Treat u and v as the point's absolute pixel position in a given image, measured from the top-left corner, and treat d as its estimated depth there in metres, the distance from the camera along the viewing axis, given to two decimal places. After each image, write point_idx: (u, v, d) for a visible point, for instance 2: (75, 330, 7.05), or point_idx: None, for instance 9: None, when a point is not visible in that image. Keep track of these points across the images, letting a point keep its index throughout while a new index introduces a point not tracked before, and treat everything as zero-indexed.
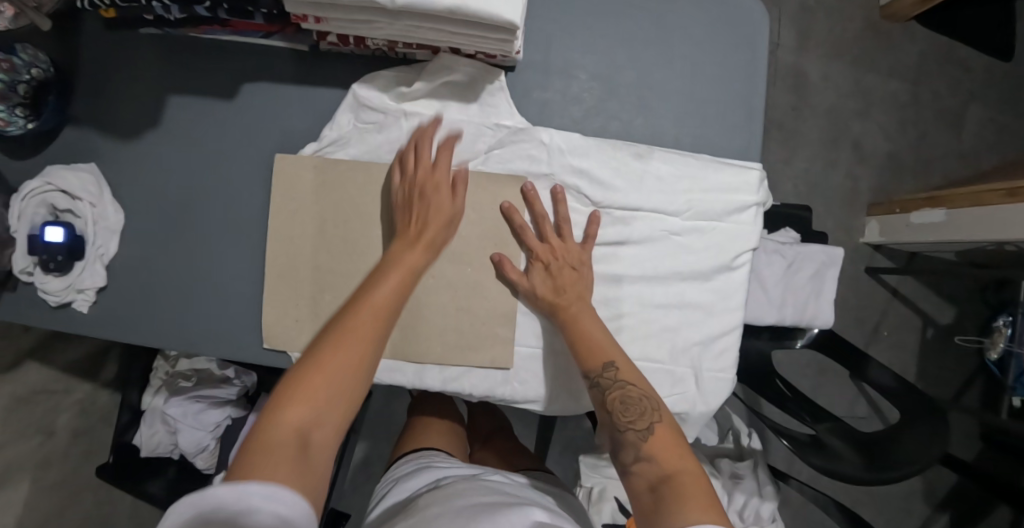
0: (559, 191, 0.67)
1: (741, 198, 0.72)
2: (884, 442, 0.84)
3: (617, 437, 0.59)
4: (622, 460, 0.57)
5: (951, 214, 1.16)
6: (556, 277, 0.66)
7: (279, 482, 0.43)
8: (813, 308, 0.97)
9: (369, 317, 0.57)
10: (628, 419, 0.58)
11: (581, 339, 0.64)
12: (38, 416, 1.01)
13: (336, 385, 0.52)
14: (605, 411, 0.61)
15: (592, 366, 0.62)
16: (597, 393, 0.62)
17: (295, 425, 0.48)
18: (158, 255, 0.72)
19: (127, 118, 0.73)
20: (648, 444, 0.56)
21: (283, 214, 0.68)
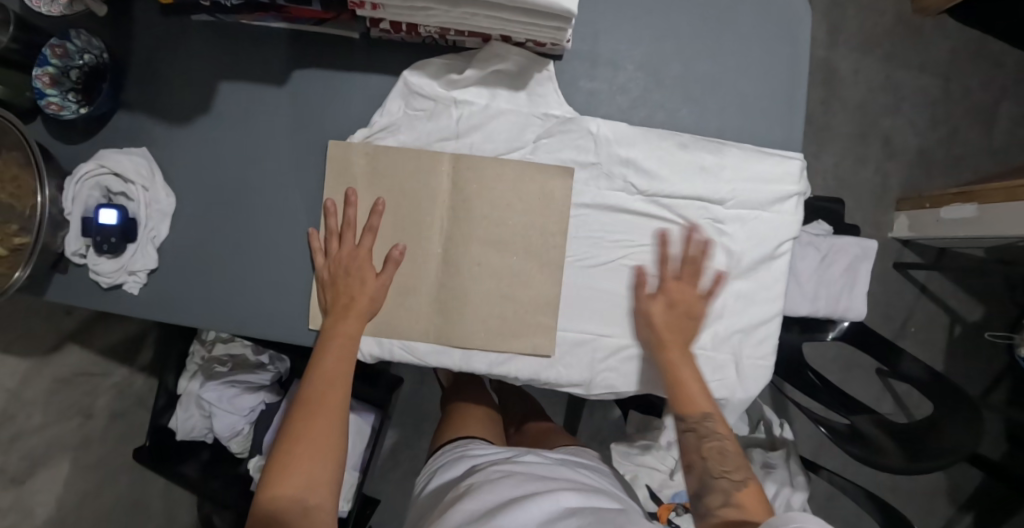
0: (666, 236, 0.70)
1: (785, 188, 0.73)
2: (921, 436, 0.84)
3: (705, 481, 0.61)
4: (706, 503, 0.60)
5: (982, 209, 1.16)
6: (669, 318, 0.69)
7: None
8: (846, 301, 0.98)
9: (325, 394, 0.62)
10: (720, 469, 0.61)
11: (680, 386, 0.66)
12: (79, 397, 1.03)
13: (313, 459, 0.58)
14: (696, 456, 0.63)
15: (689, 410, 0.64)
16: (688, 436, 0.64)
17: (292, 501, 0.55)
18: (208, 239, 0.74)
19: (178, 104, 0.75)
20: (738, 498, 0.58)
21: (333, 199, 0.69)
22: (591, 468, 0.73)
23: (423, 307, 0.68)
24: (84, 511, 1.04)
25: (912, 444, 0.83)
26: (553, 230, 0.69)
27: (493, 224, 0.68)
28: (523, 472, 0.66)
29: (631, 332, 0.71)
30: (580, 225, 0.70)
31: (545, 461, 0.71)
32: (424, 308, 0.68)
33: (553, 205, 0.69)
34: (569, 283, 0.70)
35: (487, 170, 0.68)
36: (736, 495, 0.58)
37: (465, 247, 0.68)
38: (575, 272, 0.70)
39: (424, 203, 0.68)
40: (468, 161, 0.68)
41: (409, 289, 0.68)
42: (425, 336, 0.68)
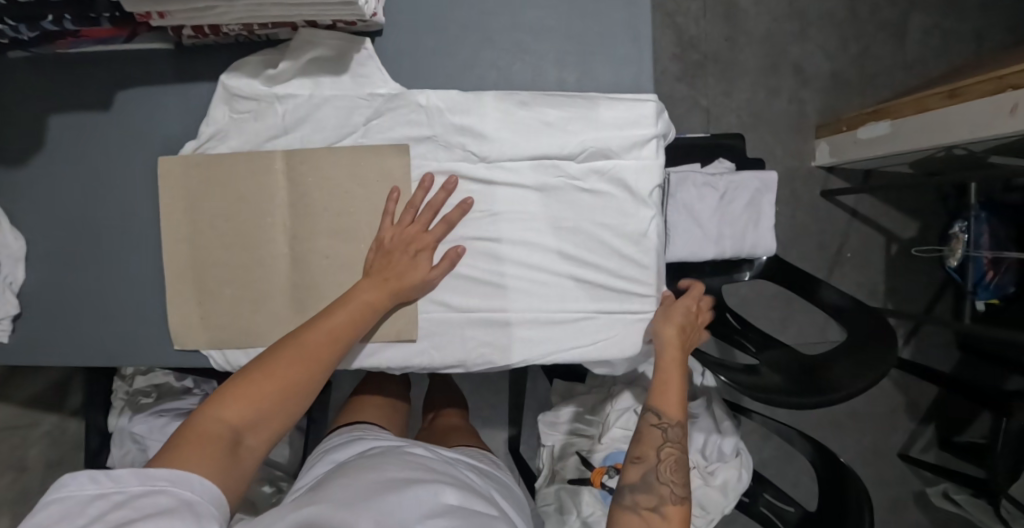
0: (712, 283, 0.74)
1: (638, 134, 0.70)
2: (815, 370, 0.83)
3: (646, 478, 0.59)
4: (635, 498, 0.58)
5: (896, 125, 1.13)
6: (687, 327, 0.69)
7: (202, 476, 0.46)
8: (753, 236, 0.96)
9: (322, 347, 0.58)
10: (665, 477, 0.60)
11: (663, 387, 0.65)
12: (7, 452, 1.03)
13: (277, 399, 0.54)
14: (654, 454, 0.61)
15: (666, 411, 0.63)
16: (651, 431, 0.62)
17: (231, 426, 0.51)
18: (67, 273, 0.72)
19: (12, 143, 0.72)
20: (666, 511, 0.57)
21: (173, 216, 0.67)
22: (475, 468, 0.75)
23: (279, 312, 0.67)
24: None
25: (813, 379, 0.81)
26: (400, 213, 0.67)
27: (337, 219, 0.67)
28: (410, 460, 0.67)
29: (498, 303, 0.69)
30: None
31: (435, 456, 0.72)
32: (281, 313, 0.67)
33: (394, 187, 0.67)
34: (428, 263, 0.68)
35: (320, 163, 0.66)
36: (665, 508, 0.57)
37: (309, 245, 0.67)
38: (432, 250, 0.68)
39: (264, 206, 0.67)
40: (300, 156, 0.66)
41: (264, 295, 0.67)
42: None
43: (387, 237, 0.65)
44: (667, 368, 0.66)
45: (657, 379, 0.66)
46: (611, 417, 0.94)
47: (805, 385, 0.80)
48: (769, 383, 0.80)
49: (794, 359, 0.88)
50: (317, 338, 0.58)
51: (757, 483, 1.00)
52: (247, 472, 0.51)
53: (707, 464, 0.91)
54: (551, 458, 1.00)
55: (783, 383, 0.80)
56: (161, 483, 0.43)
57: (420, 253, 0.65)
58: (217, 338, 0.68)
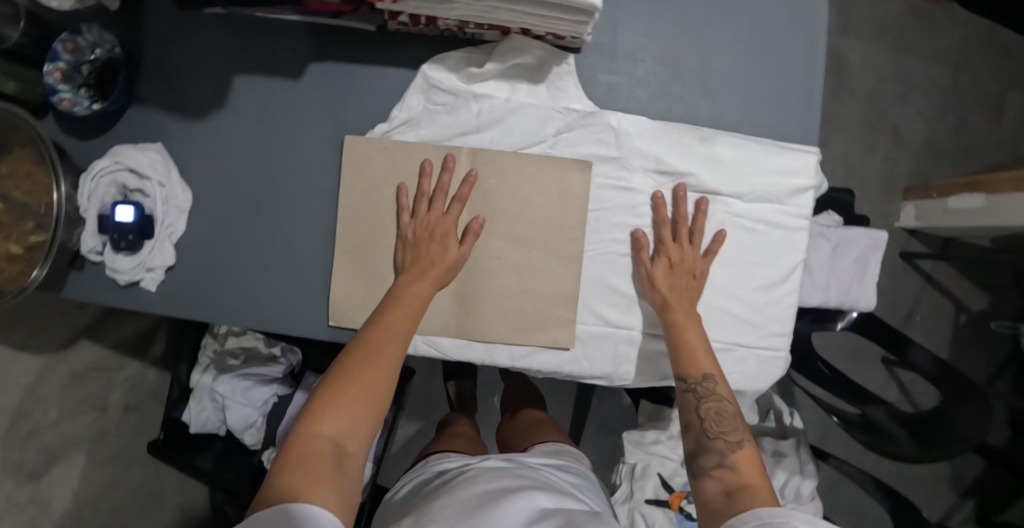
0: (682, 191, 0.70)
1: (800, 183, 0.72)
2: (930, 424, 0.84)
3: (700, 444, 0.60)
4: (700, 462, 0.59)
5: (991, 199, 1.15)
6: (673, 280, 0.68)
7: (321, 496, 0.48)
8: (858, 289, 0.97)
9: (385, 346, 0.60)
10: (716, 431, 0.60)
11: (682, 346, 0.66)
12: (93, 391, 1.04)
13: (363, 398, 0.56)
14: (695, 416, 0.62)
15: (691, 372, 0.64)
16: (687, 396, 0.64)
17: (329, 437, 0.53)
18: (225, 234, 0.73)
19: (192, 98, 0.73)
20: (732, 462, 0.57)
21: (352, 194, 0.69)
22: (563, 471, 0.76)
23: (441, 302, 0.68)
24: (101, 503, 1.06)
25: (926, 427, 0.84)
26: (573, 223, 0.69)
27: (512, 221, 0.68)
28: (491, 468, 0.70)
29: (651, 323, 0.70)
30: (605, 224, 0.70)
31: (514, 463, 0.73)
32: (441, 303, 0.69)
33: (572, 199, 0.69)
34: (591, 276, 0.70)
35: (506, 166, 0.68)
36: (731, 458, 0.58)
37: (484, 240, 0.68)
38: (600, 264, 0.70)
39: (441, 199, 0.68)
40: (488, 155, 0.68)
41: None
42: (443, 330, 0.68)
43: (416, 228, 0.67)
44: (682, 329, 0.66)
45: (675, 344, 0.66)
46: None
47: (926, 440, 0.81)
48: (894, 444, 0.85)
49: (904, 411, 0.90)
50: (381, 343, 0.60)
51: None
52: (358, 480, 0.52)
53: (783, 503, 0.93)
54: (630, 476, 1.01)
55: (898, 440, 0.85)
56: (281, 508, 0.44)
57: (449, 233, 0.66)
58: None
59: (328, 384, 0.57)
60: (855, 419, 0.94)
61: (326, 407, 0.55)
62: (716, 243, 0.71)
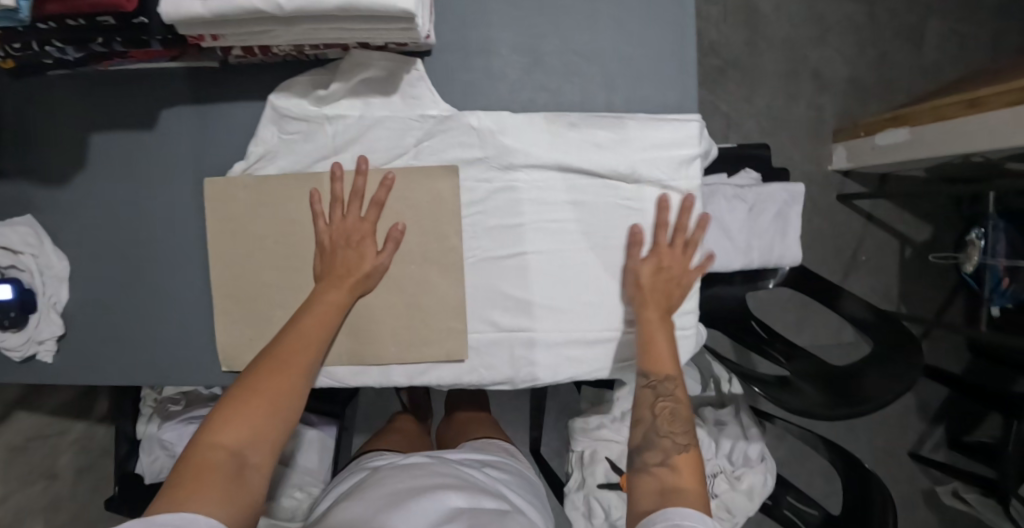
0: (706, 217, 0.70)
1: (682, 155, 0.71)
2: (850, 378, 0.84)
3: (648, 439, 0.60)
4: (643, 458, 0.59)
5: (914, 132, 1.17)
6: (657, 281, 0.68)
7: (214, 511, 0.47)
8: (781, 246, 0.97)
9: (295, 356, 0.59)
10: (665, 429, 0.60)
11: (650, 341, 0.66)
12: (37, 462, 1.05)
13: (271, 408, 0.55)
14: (648, 412, 0.62)
15: (657, 367, 0.64)
16: (645, 393, 0.64)
17: (230, 448, 0.52)
18: (112, 294, 0.72)
19: (51, 162, 0.71)
20: (673, 462, 0.57)
21: (222, 236, 0.67)
22: (489, 467, 0.85)
23: None
24: None
25: (841, 389, 0.82)
26: (449, 235, 0.67)
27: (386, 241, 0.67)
28: (416, 467, 0.77)
29: (546, 320, 0.69)
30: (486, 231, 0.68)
31: (441, 460, 0.80)
32: None
33: (443, 208, 0.67)
34: (476, 284, 0.68)
35: (371, 185, 0.66)
36: (673, 459, 0.58)
37: None
38: (484, 271, 0.68)
39: (307, 231, 0.67)
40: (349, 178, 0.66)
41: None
42: (334, 359, 0.68)
43: (335, 233, 0.65)
44: (653, 324, 0.66)
45: (644, 337, 0.66)
46: None
47: (840, 397, 0.80)
48: (802, 401, 0.80)
49: (827, 370, 0.89)
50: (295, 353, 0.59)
51: (779, 487, 1.02)
52: (257, 492, 0.51)
53: (732, 468, 0.95)
54: (580, 464, 1.02)
55: (807, 396, 0.82)
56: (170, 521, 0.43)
57: (365, 237, 0.65)
58: None
59: (235, 394, 0.55)
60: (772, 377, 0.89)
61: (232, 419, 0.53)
62: (706, 259, 0.71)
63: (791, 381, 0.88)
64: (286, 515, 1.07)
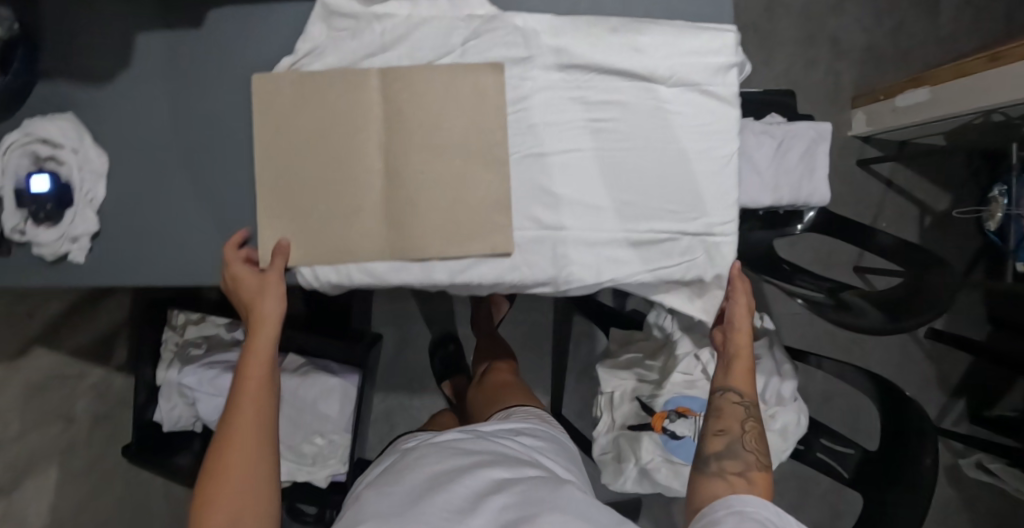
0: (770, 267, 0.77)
1: (720, 62, 0.71)
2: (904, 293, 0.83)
3: (729, 449, 0.64)
4: (720, 465, 0.62)
5: (935, 92, 1.18)
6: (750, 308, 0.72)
7: None
8: (808, 186, 0.95)
9: (243, 422, 0.57)
10: (749, 446, 0.64)
11: (735, 359, 0.69)
12: (56, 403, 1.01)
13: (239, 487, 0.53)
14: (737, 425, 0.66)
15: (743, 386, 0.68)
16: (734, 408, 0.67)
17: None
18: (152, 195, 0.71)
19: (97, 62, 0.71)
20: (751, 475, 0.60)
21: (265, 130, 0.67)
22: (524, 433, 0.80)
23: (370, 226, 0.67)
24: (84, 516, 1.04)
25: (900, 304, 0.81)
26: (494, 130, 0.68)
27: (431, 133, 0.67)
28: (453, 442, 0.72)
29: (590, 219, 0.69)
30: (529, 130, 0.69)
31: (475, 433, 0.76)
32: (370, 227, 0.67)
33: (489, 105, 0.67)
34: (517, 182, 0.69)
35: (418, 78, 0.66)
36: (752, 472, 0.61)
37: (404, 156, 0.67)
38: (525, 169, 0.69)
39: (351, 124, 0.67)
40: (396, 72, 0.66)
41: (351, 210, 0.67)
42: (375, 253, 0.67)
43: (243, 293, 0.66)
44: (741, 344, 0.70)
45: (732, 352, 0.70)
46: (671, 362, 0.97)
47: (896, 313, 0.79)
48: (862, 317, 0.80)
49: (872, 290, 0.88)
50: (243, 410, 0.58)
51: (810, 432, 1.01)
52: None
53: (766, 407, 0.94)
54: (609, 405, 1.02)
55: (866, 314, 0.81)
56: None
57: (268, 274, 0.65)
58: (307, 255, 0.67)
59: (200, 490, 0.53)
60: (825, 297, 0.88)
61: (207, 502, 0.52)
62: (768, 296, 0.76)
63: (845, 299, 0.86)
64: (309, 461, 1.08)
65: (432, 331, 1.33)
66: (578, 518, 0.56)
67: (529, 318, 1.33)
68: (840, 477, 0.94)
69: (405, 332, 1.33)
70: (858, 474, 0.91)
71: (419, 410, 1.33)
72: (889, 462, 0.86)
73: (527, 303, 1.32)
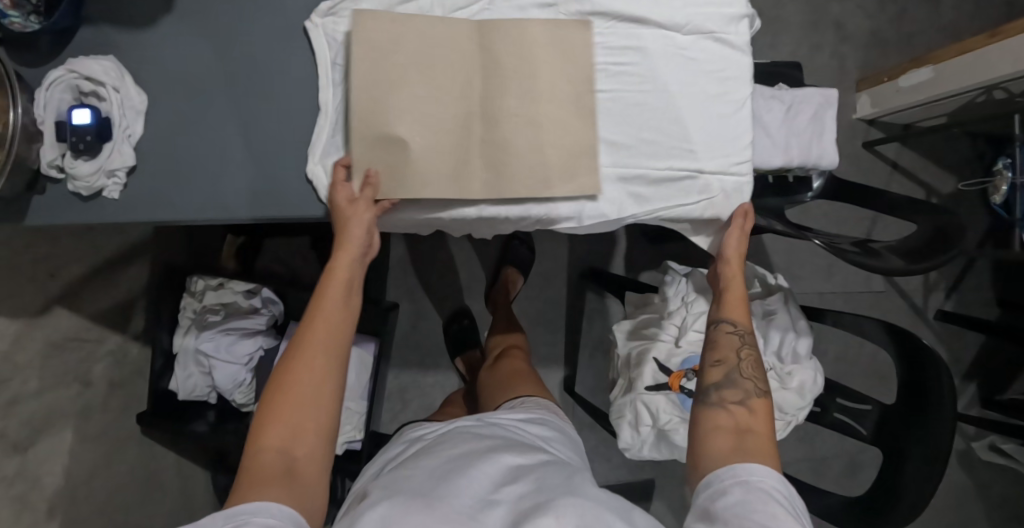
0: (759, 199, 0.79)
1: (733, 12, 0.74)
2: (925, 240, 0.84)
3: (727, 378, 0.66)
4: (721, 395, 0.65)
5: (938, 70, 1.22)
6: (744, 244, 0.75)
7: (282, 501, 0.47)
8: (818, 147, 0.98)
9: (321, 338, 0.58)
10: (747, 373, 0.67)
11: (729, 297, 0.73)
12: (73, 365, 1.01)
13: (312, 401, 0.55)
14: (734, 355, 0.69)
15: (738, 318, 0.71)
16: (729, 337, 0.70)
17: (283, 446, 0.52)
18: (187, 135, 0.74)
19: (139, 8, 0.74)
20: (751, 403, 0.64)
21: (366, 62, 0.65)
22: (537, 422, 0.80)
23: (468, 167, 0.67)
24: (95, 482, 1.03)
25: (922, 249, 0.82)
26: (535, 73, 0.69)
27: (521, 78, 0.69)
28: (471, 430, 0.73)
29: (613, 156, 0.72)
30: (565, 80, 0.70)
31: (485, 420, 0.76)
32: (469, 168, 0.68)
33: (522, 41, 0.69)
34: (553, 126, 0.69)
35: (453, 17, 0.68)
36: (751, 400, 0.64)
37: (502, 98, 0.68)
38: (565, 112, 0.69)
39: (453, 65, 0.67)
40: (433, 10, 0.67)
41: (454, 142, 0.67)
42: None
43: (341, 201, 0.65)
44: (733, 282, 0.74)
45: (727, 289, 0.73)
46: (687, 321, 0.98)
47: (915, 257, 0.81)
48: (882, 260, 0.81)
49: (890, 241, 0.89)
50: (319, 332, 0.58)
51: (827, 394, 1.03)
52: (318, 478, 0.52)
53: (782, 366, 0.94)
54: (627, 366, 1.02)
55: (886, 258, 0.82)
56: (250, 513, 0.45)
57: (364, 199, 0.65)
58: (416, 190, 0.66)
59: (269, 393, 0.55)
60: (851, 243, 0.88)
61: (277, 419, 0.53)
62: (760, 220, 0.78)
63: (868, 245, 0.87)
64: None
65: (446, 307, 1.34)
66: (596, 504, 0.56)
67: (542, 294, 1.34)
68: (858, 435, 0.96)
69: (419, 308, 1.33)
70: (877, 433, 0.92)
71: (432, 386, 1.33)
72: (907, 416, 0.87)
73: (540, 279, 1.33)
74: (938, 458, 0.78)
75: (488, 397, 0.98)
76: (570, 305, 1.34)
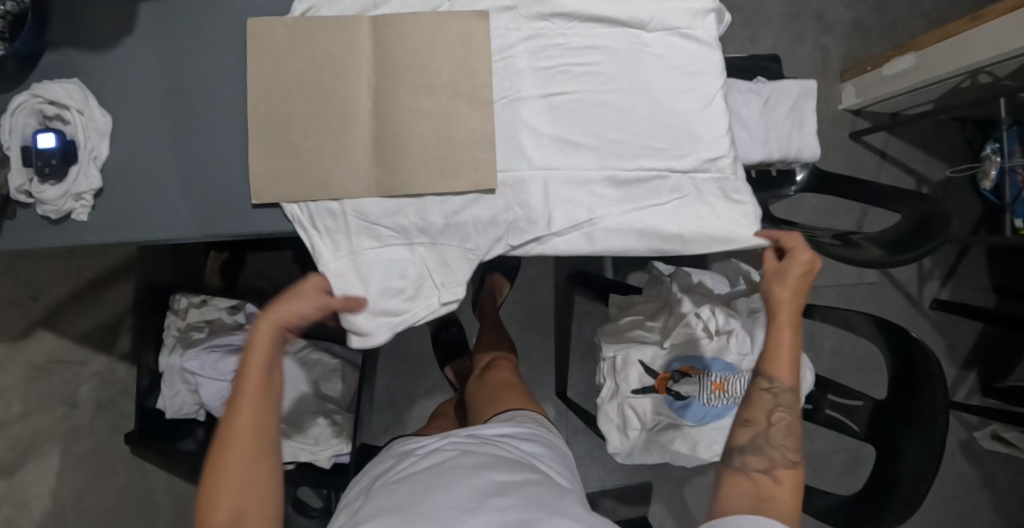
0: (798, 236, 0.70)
1: (699, 6, 0.73)
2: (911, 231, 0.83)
3: (755, 441, 0.63)
4: (745, 461, 0.62)
5: (920, 57, 1.20)
6: (794, 297, 0.68)
7: None
8: (799, 139, 0.97)
9: (256, 396, 0.58)
10: (776, 441, 0.63)
11: (773, 351, 0.67)
12: (58, 387, 1.02)
13: (249, 459, 0.55)
14: (764, 417, 0.65)
15: (778, 375, 0.65)
16: (763, 396, 0.66)
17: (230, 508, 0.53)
18: (153, 154, 0.74)
19: (100, 28, 0.73)
20: (778, 473, 0.60)
21: (261, 71, 0.70)
22: (525, 437, 0.77)
23: (359, 163, 0.69)
24: (85, 503, 1.03)
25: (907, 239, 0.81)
26: (434, 68, 0.69)
27: (419, 72, 0.69)
28: (457, 447, 0.69)
29: (579, 158, 0.71)
30: (464, 69, 0.70)
31: (473, 439, 0.73)
32: (360, 164, 0.69)
33: (473, 47, 0.70)
34: (451, 117, 0.69)
35: (402, 23, 0.69)
36: (777, 470, 0.61)
37: (395, 96, 0.69)
38: (464, 101, 0.69)
39: (345, 65, 0.69)
40: (386, 21, 0.69)
41: (344, 139, 0.69)
42: (365, 192, 0.69)
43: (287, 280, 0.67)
44: (778, 334, 0.68)
45: (768, 344, 0.68)
46: (672, 322, 0.97)
47: (897, 247, 0.80)
48: (864, 253, 0.81)
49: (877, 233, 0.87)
50: (254, 389, 0.58)
51: (819, 390, 1.01)
52: None
53: None
54: (613, 371, 0.99)
55: (869, 250, 0.82)
56: None
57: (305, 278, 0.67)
58: (293, 187, 0.69)
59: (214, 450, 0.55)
60: (835, 238, 0.88)
61: (222, 475, 0.54)
62: (802, 252, 0.69)
63: (852, 239, 0.87)
64: (313, 442, 1.05)
65: (434, 315, 1.33)
66: None
67: (530, 299, 1.33)
68: (852, 432, 0.94)
69: None
70: (870, 429, 0.90)
71: (422, 395, 1.32)
72: (899, 412, 0.85)
73: (527, 284, 1.32)
74: (933, 456, 0.77)
75: (475, 411, 0.95)
76: (559, 309, 1.33)
